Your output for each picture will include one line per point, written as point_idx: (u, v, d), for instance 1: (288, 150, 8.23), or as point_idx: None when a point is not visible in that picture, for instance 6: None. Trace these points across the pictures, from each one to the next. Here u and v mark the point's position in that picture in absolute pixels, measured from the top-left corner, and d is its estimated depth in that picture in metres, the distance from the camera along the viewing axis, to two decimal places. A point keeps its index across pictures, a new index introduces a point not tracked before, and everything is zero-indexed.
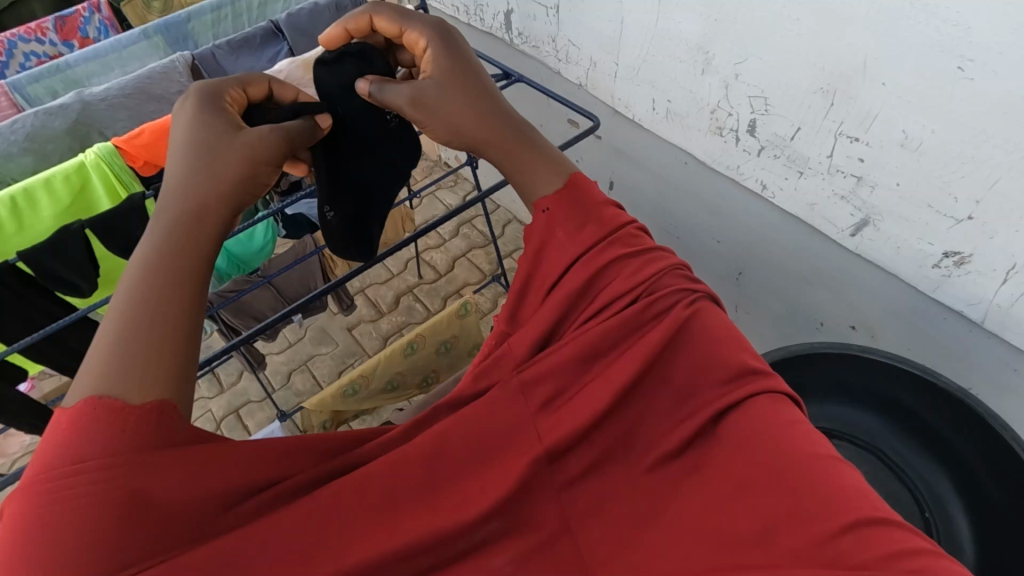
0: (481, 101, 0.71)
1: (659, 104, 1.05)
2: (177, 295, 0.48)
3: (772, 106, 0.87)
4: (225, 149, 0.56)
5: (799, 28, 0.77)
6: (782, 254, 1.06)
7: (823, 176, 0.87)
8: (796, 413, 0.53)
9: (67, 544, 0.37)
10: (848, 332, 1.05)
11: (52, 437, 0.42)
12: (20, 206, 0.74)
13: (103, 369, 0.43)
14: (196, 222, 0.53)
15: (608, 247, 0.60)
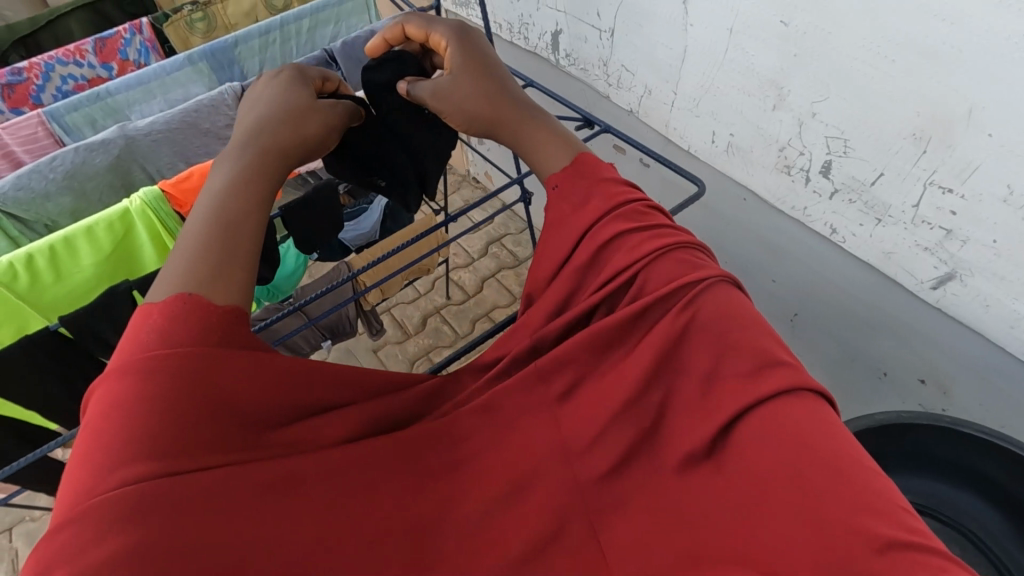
0: (496, 87, 0.70)
1: (720, 137, 0.99)
2: (242, 233, 0.57)
3: (852, 149, 0.81)
4: (289, 109, 0.64)
5: (892, 70, 0.71)
6: (843, 300, 1.00)
7: (905, 225, 0.81)
8: (826, 411, 0.52)
9: (152, 417, 0.45)
10: (915, 385, 0.98)
11: (144, 325, 0.50)
12: (60, 256, 0.68)
13: (184, 278, 0.52)
14: (265, 171, 0.61)
15: (612, 220, 0.63)
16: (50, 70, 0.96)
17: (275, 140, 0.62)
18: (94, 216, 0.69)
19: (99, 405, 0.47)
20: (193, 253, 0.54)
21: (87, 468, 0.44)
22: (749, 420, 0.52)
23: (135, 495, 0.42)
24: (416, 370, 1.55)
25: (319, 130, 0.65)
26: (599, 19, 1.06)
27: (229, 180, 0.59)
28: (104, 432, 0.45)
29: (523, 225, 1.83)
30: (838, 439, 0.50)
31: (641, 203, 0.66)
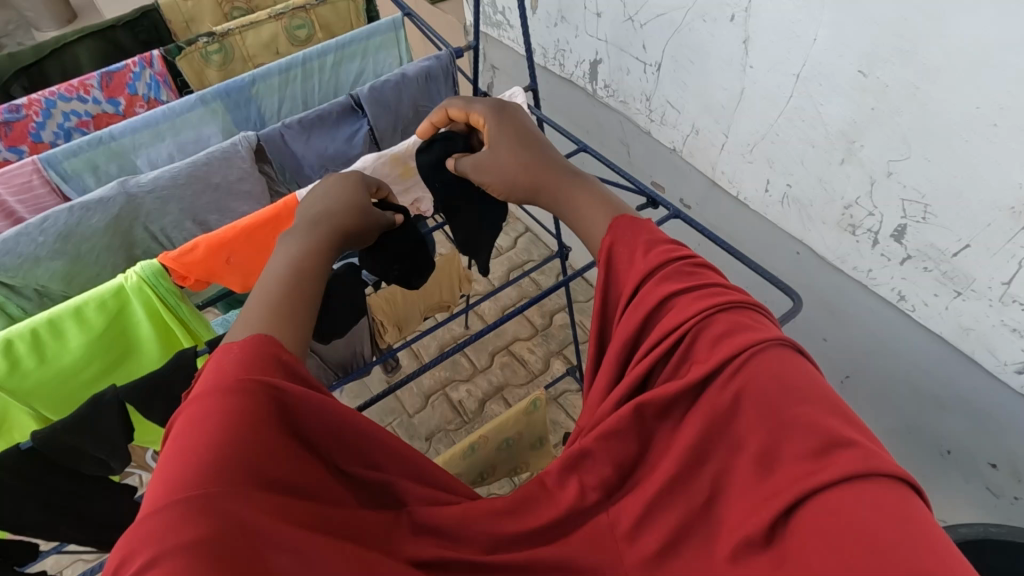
0: (532, 153, 0.62)
1: (774, 187, 0.91)
2: (299, 303, 0.48)
3: (933, 216, 0.72)
4: (343, 186, 0.58)
5: (992, 149, 0.63)
6: (907, 368, 0.90)
7: (991, 303, 0.72)
8: (923, 512, 0.36)
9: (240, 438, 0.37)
10: (983, 469, 0.88)
11: (228, 354, 0.42)
12: (40, 344, 0.51)
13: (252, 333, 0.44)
14: (325, 247, 0.53)
15: (660, 281, 0.50)
16: (54, 107, 0.77)
17: (335, 211, 0.55)
18: (85, 296, 0.52)
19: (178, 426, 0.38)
20: (255, 321, 0.45)
21: (172, 473, 0.36)
22: (802, 514, 0.37)
23: (234, 493, 0.34)
24: (432, 406, 1.47)
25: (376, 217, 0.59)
26: (644, 52, 0.99)
27: (294, 244, 0.52)
28: (189, 430, 0.37)
29: (547, 252, 1.75)
30: (937, 551, 0.33)
31: (686, 259, 0.51)
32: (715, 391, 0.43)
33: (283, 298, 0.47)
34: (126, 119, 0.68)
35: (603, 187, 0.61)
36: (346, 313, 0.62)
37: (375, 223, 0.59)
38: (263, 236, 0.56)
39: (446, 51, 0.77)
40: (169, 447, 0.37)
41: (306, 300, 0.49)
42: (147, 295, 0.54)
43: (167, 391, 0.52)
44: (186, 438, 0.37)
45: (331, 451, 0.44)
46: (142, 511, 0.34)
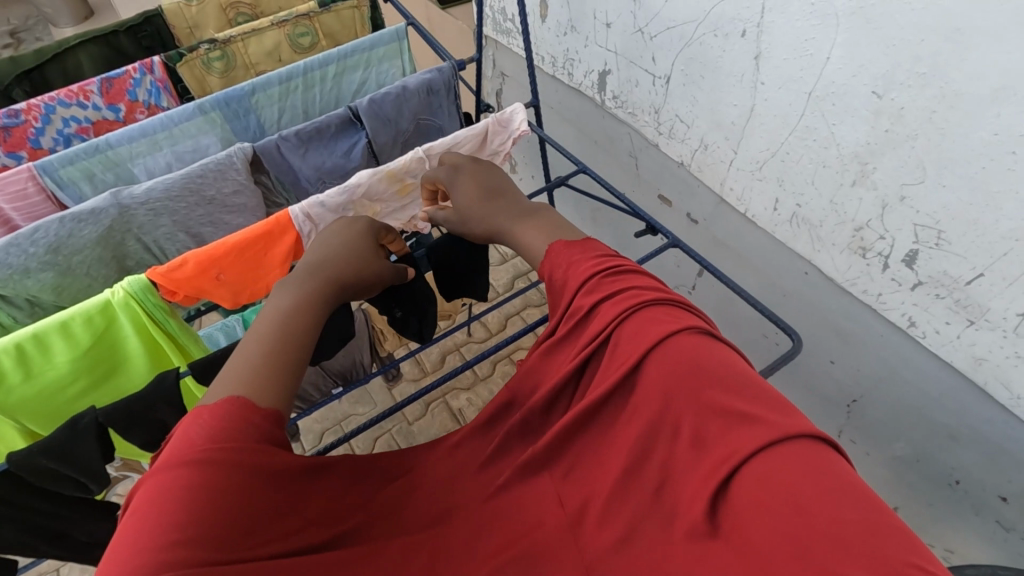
0: (486, 212, 0.60)
1: (784, 206, 0.89)
2: (292, 353, 0.48)
3: (947, 242, 0.70)
4: (342, 229, 0.58)
5: (1013, 179, 0.60)
6: (917, 394, 0.88)
7: (1004, 333, 0.69)
8: (840, 463, 0.38)
9: (207, 512, 0.38)
10: (993, 501, 0.86)
11: (200, 420, 0.42)
12: (25, 360, 0.50)
13: (235, 381, 0.44)
14: (322, 299, 0.53)
15: (591, 290, 0.50)
16: (54, 113, 0.76)
17: (342, 258, 0.55)
18: (72, 311, 0.50)
19: (145, 492, 0.39)
20: (238, 370, 0.45)
21: (139, 542, 0.36)
22: (736, 485, 0.38)
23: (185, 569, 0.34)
24: (432, 413, 1.46)
25: (382, 262, 0.59)
26: (654, 64, 0.97)
27: (292, 295, 0.51)
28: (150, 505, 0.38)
29: None
30: (861, 505, 0.35)
31: (611, 265, 0.52)
32: (643, 382, 0.44)
33: (270, 354, 0.47)
34: (123, 127, 0.67)
35: (561, 220, 0.59)
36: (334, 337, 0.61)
37: (382, 267, 0.59)
38: (253, 254, 0.54)
39: (447, 63, 0.77)
40: (127, 523, 0.38)
41: (293, 350, 0.48)
42: (135, 310, 0.53)
43: (149, 412, 0.51)
44: (145, 513, 0.37)
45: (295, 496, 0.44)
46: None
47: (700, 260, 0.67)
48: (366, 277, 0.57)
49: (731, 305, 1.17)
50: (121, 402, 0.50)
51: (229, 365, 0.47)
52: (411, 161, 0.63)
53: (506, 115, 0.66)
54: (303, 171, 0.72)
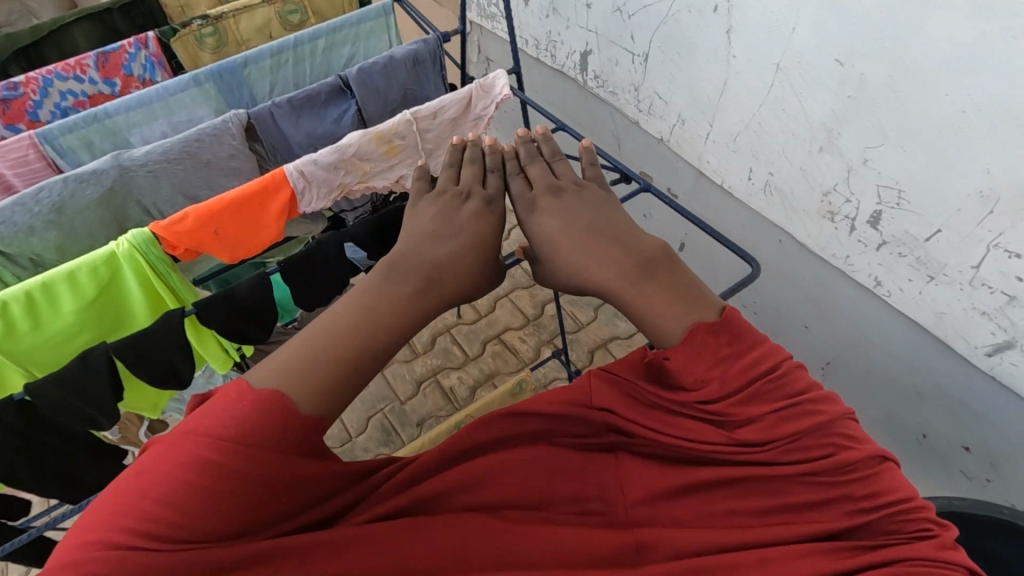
0: (576, 248, 0.55)
1: (757, 176, 0.93)
2: (345, 361, 0.46)
3: (907, 202, 0.74)
4: (457, 223, 0.56)
5: (966, 139, 0.65)
6: (886, 356, 0.93)
7: (960, 286, 0.74)
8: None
9: (186, 501, 0.37)
10: (957, 453, 0.91)
11: (227, 401, 0.41)
12: (32, 309, 0.53)
13: (290, 365, 0.44)
14: (403, 307, 0.49)
15: (745, 402, 0.47)
16: (51, 86, 0.79)
17: (442, 263, 0.53)
18: (78, 261, 0.53)
19: (155, 454, 0.40)
20: (302, 356, 0.45)
21: (125, 502, 0.38)
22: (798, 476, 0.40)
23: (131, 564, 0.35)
24: (424, 392, 1.49)
25: (489, 260, 0.57)
26: (633, 43, 1.00)
27: (389, 291, 0.50)
28: (136, 478, 0.39)
29: None
30: None
31: (770, 370, 0.47)
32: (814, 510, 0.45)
33: (339, 364, 0.45)
34: (121, 97, 0.69)
35: (683, 270, 0.53)
36: (326, 281, 0.63)
37: (479, 274, 0.55)
38: (250, 211, 0.55)
39: (432, 34, 0.80)
40: (134, 476, 0.40)
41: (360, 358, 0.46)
42: (138, 262, 0.55)
43: (157, 349, 0.54)
44: (135, 482, 0.39)
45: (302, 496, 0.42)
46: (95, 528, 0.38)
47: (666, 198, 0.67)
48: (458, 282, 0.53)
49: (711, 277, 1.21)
50: (129, 342, 0.53)
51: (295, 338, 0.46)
52: (404, 121, 0.60)
53: (488, 81, 0.64)
54: (295, 138, 0.75)
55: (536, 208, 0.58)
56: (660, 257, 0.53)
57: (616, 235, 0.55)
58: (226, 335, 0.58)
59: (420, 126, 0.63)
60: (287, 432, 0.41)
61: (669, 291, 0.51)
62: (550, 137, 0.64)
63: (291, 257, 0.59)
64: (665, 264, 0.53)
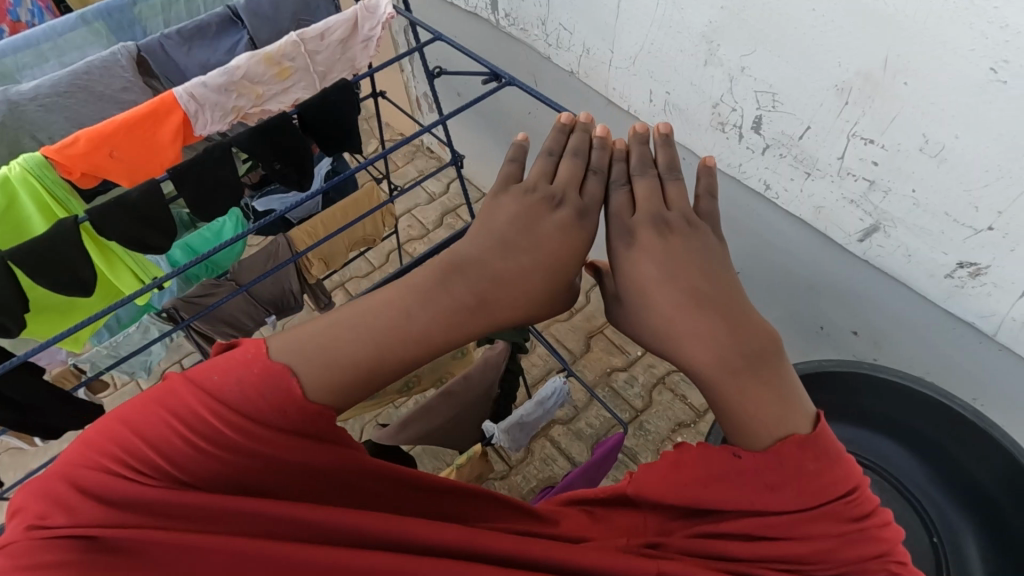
0: (666, 297, 0.51)
1: (657, 96, 0.98)
2: (363, 366, 0.47)
3: (780, 103, 0.81)
4: (532, 235, 0.54)
5: (818, 36, 0.71)
6: (784, 257, 1.02)
7: (832, 179, 0.82)
8: None
9: (178, 448, 0.42)
10: (849, 338, 1.01)
11: (239, 366, 0.45)
12: None
13: (311, 350, 0.47)
14: (437, 331, 0.49)
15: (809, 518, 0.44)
16: None
17: (495, 283, 0.51)
18: None
19: (167, 388, 0.45)
20: (321, 342, 0.47)
21: (130, 428, 0.44)
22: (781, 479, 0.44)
23: (114, 483, 0.41)
24: None
25: (553, 280, 0.53)
26: None
27: (434, 300, 0.50)
28: (141, 411, 0.44)
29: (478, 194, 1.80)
30: None
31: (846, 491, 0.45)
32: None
33: (355, 369, 0.47)
34: (6, 38, 0.70)
35: (789, 376, 0.48)
36: (219, 187, 0.66)
37: (544, 297, 0.53)
38: (141, 131, 0.60)
39: None
40: (146, 407, 0.44)
41: (380, 365, 0.48)
42: (35, 187, 0.59)
43: (57, 257, 0.58)
44: (145, 411, 0.44)
45: (289, 475, 0.44)
46: (98, 442, 0.44)
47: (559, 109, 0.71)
48: (509, 308, 0.52)
49: None
50: (28, 247, 0.56)
51: (341, 315, 0.49)
52: (291, 43, 0.66)
53: (371, 2, 0.69)
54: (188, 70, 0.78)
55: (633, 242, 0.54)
56: (770, 351, 0.48)
57: (728, 308, 0.50)
58: (128, 244, 0.62)
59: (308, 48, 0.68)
60: (281, 414, 0.44)
61: (758, 379, 0.47)
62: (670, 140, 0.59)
63: (178, 164, 0.61)
64: (772, 360, 0.48)
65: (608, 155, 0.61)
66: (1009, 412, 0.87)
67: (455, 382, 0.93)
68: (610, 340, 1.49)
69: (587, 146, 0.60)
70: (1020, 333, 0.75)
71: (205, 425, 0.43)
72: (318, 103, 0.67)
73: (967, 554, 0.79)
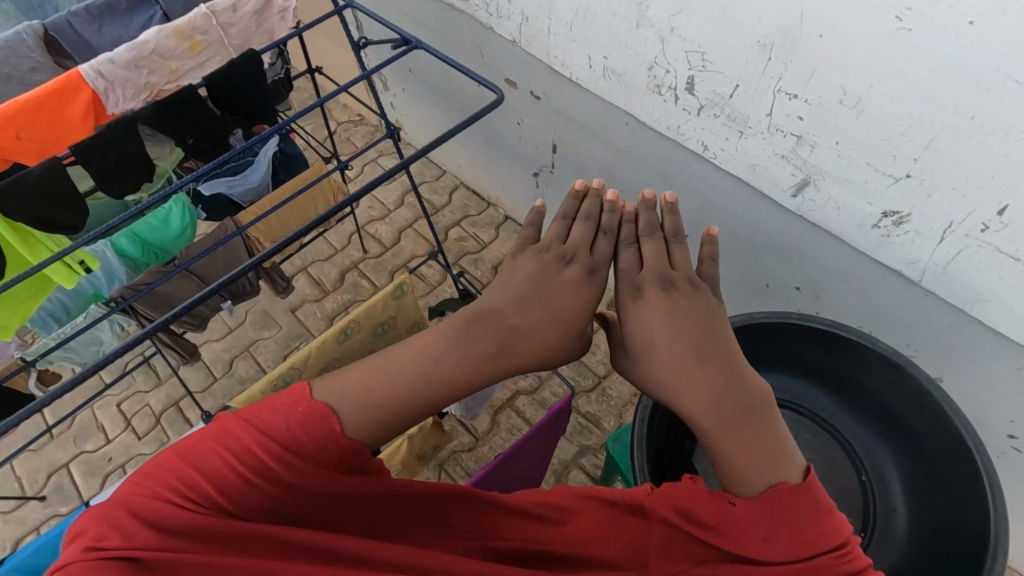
0: (668, 347, 0.60)
1: (596, 62, 0.98)
2: (404, 407, 0.57)
3: (710, 62, 0.82)
4: (551, 292, 0.64)
5: None
6: (728, 219, 1.04)
7: (763, 136, 0.84)
8: None
9: (227, 479, 0.50)
10: (792, 294, 1.04)
11: (287, 408, 0.54)
12: None
13: (358, 391, 0.56)
14: (466, 376, 0.59)
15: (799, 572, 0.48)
16: None
17: (516, 331, 0.61)
18: None
19: (225, 424, 0.54)
20: (364, 384, 0.57)
21: (190, 463, 0.51)
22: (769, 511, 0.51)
23: (167, 511, 0.47)
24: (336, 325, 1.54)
25: (564, 333, 0.63)
26: None
27: (464, 347, 0.59)
28: (198, 449, 0.52)
29: (439, 171, 1.79)
30: None
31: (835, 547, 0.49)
32: None
33: (391, 415, 0.56)
34: None
35: (779, 427, 0.56)
36: (127, 162, 0.75)
37: (559, 343, 0.63)
38: (50, 111, 0.70)
39: None
40: (204, 444, 0.53)
41: (413, 400, 0.57)
42: None
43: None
44: (202, 447, 0.52)
45: (319, 507, 0.51)
46: (157, 475, 0.51)
47: (477, 80, 0.76)
48: (527, 353, 0.61)
49: (586, 174, 1.28)
50: None
51: (379, 360, 0.59)
52: (199, 17, 0.77)
53: None
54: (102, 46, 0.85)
55: (637, 295, 0.64)
56: (764, 407, 0.56)
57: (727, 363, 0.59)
58: (39, 221, 0.70)
59: (220, 21, 0.80)
60: (318, 450, 0.53)
61: (749, 428, 0.55)
62: (673, 208, 0.71)
63: (86, 141, 0.69)
64: (766, 414, 0.56)
65: (616, 218, 0.71)
66: (942, 357, 0.90)
67: None
68: None
69: (598, 210, 0.71)
70: (943, 278, 0.78)
71: (253, 460, 0.51)
72: (229, 72, 0.78)
73: (892, 488, 0.82)
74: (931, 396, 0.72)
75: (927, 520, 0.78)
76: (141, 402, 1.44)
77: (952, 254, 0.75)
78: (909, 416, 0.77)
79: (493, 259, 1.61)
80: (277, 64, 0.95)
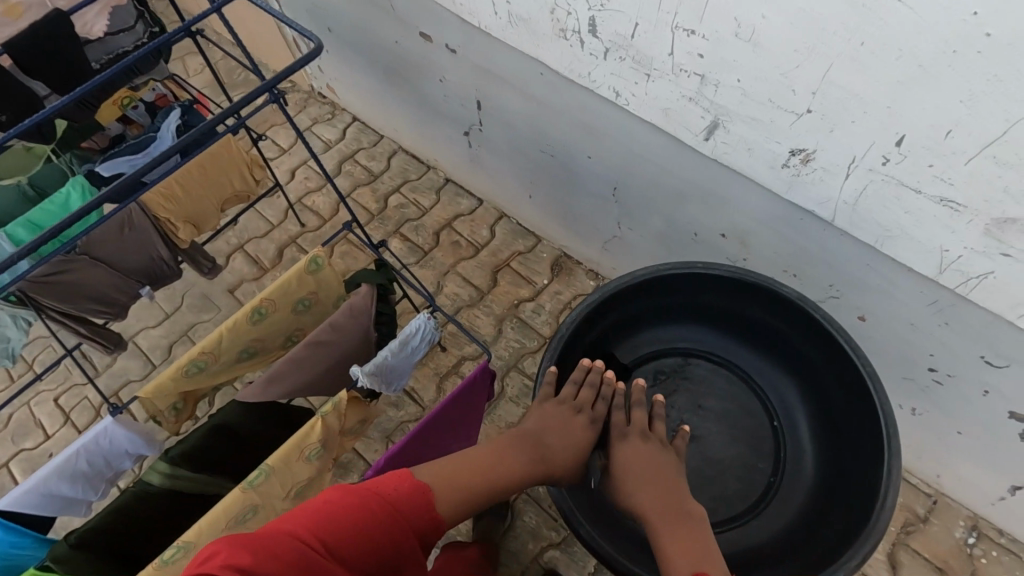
0: (635, 471, 0.71)
1: (500, 7, 0.92)
2: (462, 505, 0.64)
3: (607, 1, 0.77)
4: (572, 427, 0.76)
5: None
6: (651, 168, 1.00)
7: (669, 77, 0.79)
8: None
9: (353, 534, 0.56)
10: (720, 242, 1.02)
11: (406, 480, 0.62)
12: None
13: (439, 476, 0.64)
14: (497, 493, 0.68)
15: None
16: None
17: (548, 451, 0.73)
18: None
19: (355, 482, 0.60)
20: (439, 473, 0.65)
21: (318, 512, 0.56)
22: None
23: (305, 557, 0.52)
24: None
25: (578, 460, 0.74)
26: None
27: (510, 462, 0.70)
28: (323, 498, 0.57)
29: (376, 137, 1.72)
30: None
31: None
32: None
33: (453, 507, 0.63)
34: None
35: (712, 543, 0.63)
36: None
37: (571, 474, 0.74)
38: None
39: None
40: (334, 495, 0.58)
41: (471, 499, 0.65)
42: None
43: None
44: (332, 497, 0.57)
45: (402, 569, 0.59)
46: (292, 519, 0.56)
47: (294, 28, 0.73)
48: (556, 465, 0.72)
49: (513, 130, 1.22)
50: None
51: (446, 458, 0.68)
52: None
53: None
54: None
55: (622, 440, 0.74)
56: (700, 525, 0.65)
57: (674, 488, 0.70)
58: None
59: None
60: (419, 516, 0.60)
61: (683, 528, 0.64)
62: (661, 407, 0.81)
63: None
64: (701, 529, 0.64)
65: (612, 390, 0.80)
66: (867, 295, 0.88)
67: (324, 332, 0.91)
68: (517, 273, 1.48)
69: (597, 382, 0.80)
70: (854, 215, 0.76)
71: (374, 517, 0.57)
72: (33, 34, 0.88)
73: (801, 432, 0.83)
74: (830, 334, 0.73)
75: (831, 463, 0.79)
76: (78, 394, 1.40)
77: (859, 190, 0.72)
78: (817, 356, 0.78)
79: (435, 226, 1.56)
80: (138, 27, 1.07)
